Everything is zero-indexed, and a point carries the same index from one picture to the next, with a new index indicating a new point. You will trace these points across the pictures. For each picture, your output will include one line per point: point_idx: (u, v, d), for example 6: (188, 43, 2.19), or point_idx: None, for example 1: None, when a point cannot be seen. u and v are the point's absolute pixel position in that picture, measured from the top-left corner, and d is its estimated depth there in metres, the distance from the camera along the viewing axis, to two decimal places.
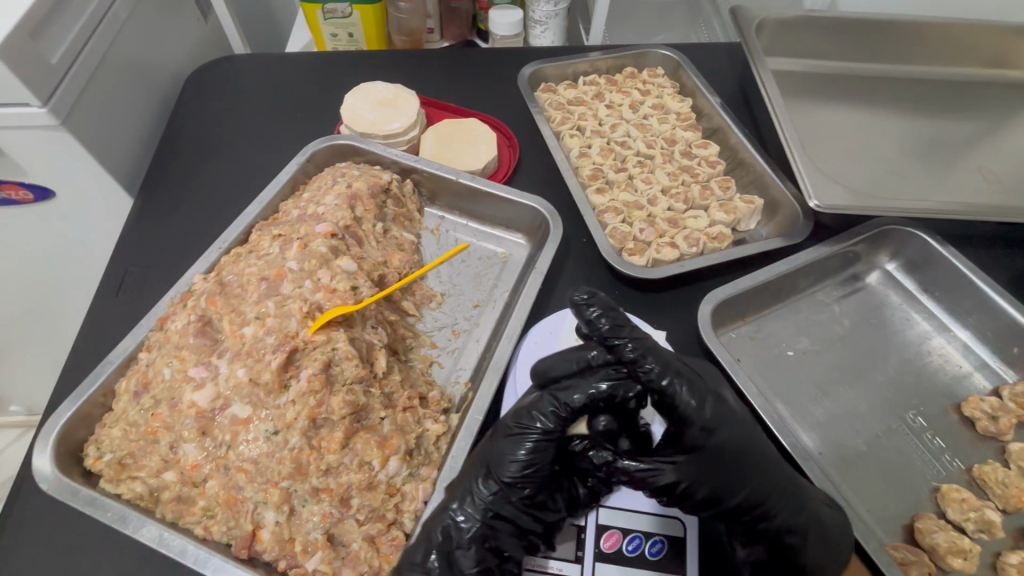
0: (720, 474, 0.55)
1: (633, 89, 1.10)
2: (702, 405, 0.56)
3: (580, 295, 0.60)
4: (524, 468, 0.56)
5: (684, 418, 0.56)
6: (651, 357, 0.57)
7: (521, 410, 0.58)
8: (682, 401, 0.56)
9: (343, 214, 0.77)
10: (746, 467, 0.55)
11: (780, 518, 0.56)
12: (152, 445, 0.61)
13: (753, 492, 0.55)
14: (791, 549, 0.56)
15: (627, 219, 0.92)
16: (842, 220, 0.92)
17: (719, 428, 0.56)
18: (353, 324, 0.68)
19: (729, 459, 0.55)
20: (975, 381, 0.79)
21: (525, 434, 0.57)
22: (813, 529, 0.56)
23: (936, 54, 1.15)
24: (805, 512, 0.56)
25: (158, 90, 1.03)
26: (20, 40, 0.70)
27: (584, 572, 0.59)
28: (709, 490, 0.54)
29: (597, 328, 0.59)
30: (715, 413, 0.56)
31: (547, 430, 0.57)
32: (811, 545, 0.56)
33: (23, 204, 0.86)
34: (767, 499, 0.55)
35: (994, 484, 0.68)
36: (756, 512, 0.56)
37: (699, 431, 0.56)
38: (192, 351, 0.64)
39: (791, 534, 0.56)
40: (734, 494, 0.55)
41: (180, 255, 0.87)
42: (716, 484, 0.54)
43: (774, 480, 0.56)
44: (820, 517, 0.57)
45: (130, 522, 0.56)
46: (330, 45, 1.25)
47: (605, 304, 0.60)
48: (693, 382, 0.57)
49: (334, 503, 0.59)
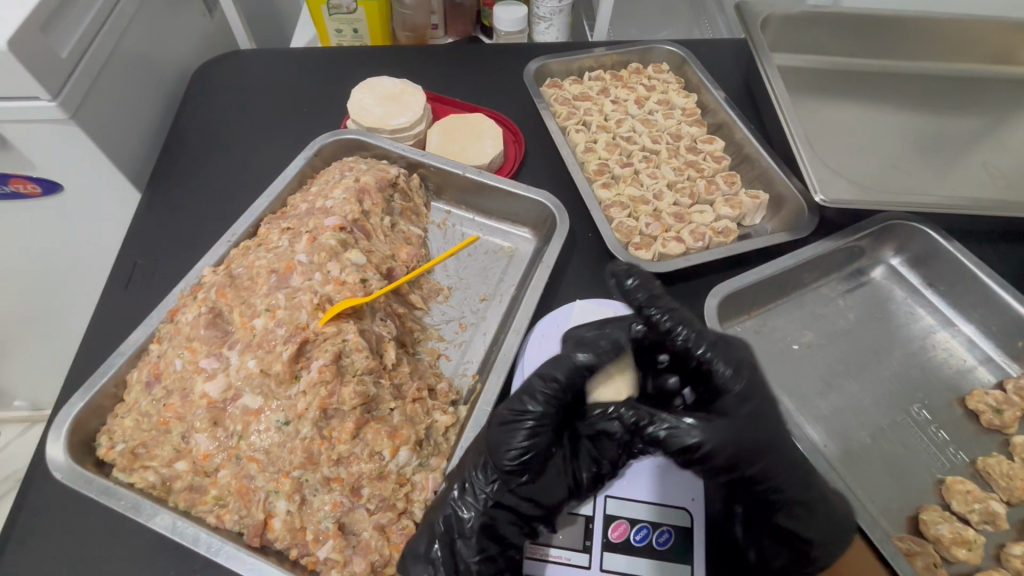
0: (745, 440, 0.55)
1: (638, 85, 1.11)
2: (737, 374, 0.60)
3: (620, 270, 0.68)
4: (521, 455, 0.57)
5: (721, 386, 0.59)
6: (685, 327, 0.62)
7: (514, 398, 0.59)
8: (718, 369, 0.60)
9: (351, 208, 0.78)
10: (766, 438, 0.56)
11: (789, 491, 0.56)
12: (164, 435, 0.62)
13: (769, 465, 0.56)
14: (798, 524, 0.56)
15: (633, 213, 0.93)
16: (846, 215, 0.92)
17: (750, 398, 0.59)
18: (363, 316, 0.68)
19: (756, 428, 0.56)
20: (979, 374, 0.80)
21: (521, 420, 0.57)
22: (820, 505, 0.56)
23: (940, 51, 1.15)
24: (814, 487, 0.57)
25: (165, 85, 1.03)
26: (31, 34, 0.70)
27: (592, 561, 0.60)
28: (733, 455, 0.54)
29: (635, 297, 0.65)
30: (747, 386, 0.59)
31: (541, 414, 0.58)
32: (816, 520, 0.56)
33: (31, 198, 0.86)
34: (779, 473, 0.56)
35: (998, 476, 0.68)
36: (771, 482, 0.56)
37: (732, 398, 0.58)
38: (203, 342, 0.65)
39: (797, 506, 0.56)
40: (753, 462, 0.55)
41: (188, 248, 0.87)
42: (740, 448, 0.55)
43: (790, 453, 0.57)
44: (828, 497, 0.57)
45: (143, 510, 0.56)
46: (335, 41, 1.26)
47: (643, 278, 0.67)
48: (726, 354, 0.61)
49: (345, 492, 0.59)
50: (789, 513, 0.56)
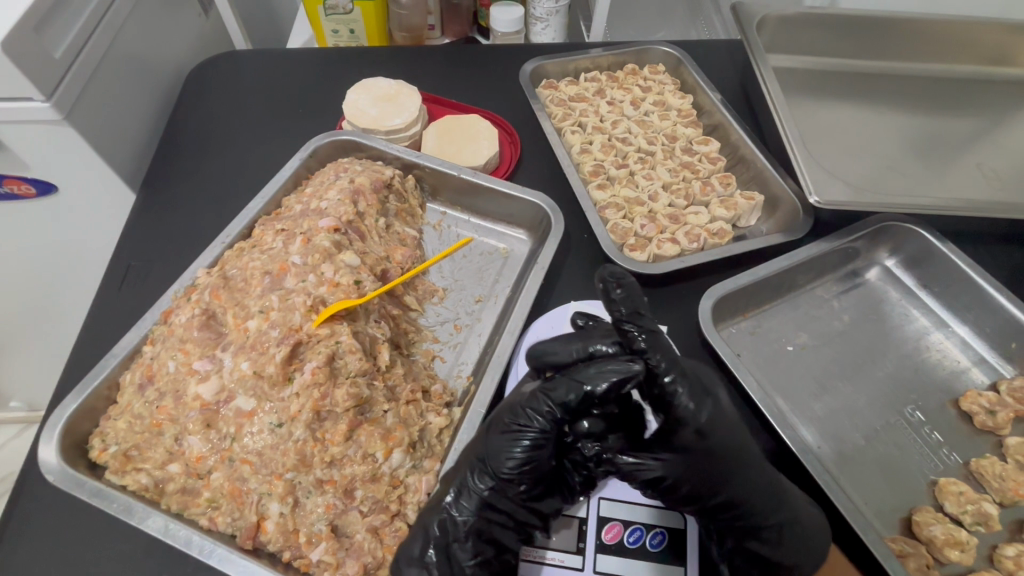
0: (706, 474, 0.55)
1: (634, 86, 1.11)
2: (700, 408, 0.56)
3: (609, 274, 0.61)
4: (521, 464, 0.57)
5: (679, 420, 0.56)
6: (659, 352, 0.57)
7: (517, 407, 0.58)
8: (680, 403, 0.55)
9: (346, 209, 0.78)
10: (729, 468, 0.56)
11: (759, 515, 0.57)
12: (157, 437, 0.62)
13: (736, 492, 0.56)
14: (770, 547, 0.58)
15: (628, 214, 0.93)
16: (842, 217, 0.93)
17: (714, 431, 0.56)
18: (356, 318, 0.68)
19: (717, 461, 0.56)
20: (973, 376, 0.80)
21: (523, 431, 0.57)
22: (791, 527, 0.57)
23: (935, 52, 1.15)
24: (784, 509, 0.57)
25: (161, 86, 1.03)
26: (24, 34, 0.70)
27: (585, 563, 0.59)
28: (693, 488, 0.56)
29: (615, 310, 0.60)
30: (712, 418, 0.56)
31: (544, 429, 0.56)
32: (784, 543, 0.57)
33: (25, 199, 0.86)
34: (748, 499, 0.56)
35: (992, 477, 0.68)
36: (737, 511, 0.56)
37: (692, 433, 0.56)
38: (197, 344, 0.65)
39: (767, 530, 0.57)
40: (716, 493, 0.56)
41: (182, 250, 0.87)
42: (700, 482, 0.55)
43: (757, 481, 0.57)
44: (799, 518, 0.57)
45: (136, 513, 0.56)
46: (331, 41, 1.26)
47: (630, 289, 0.61)
48: (693, 386, 0.57)
49: (338, 494, 0.59)
50: (758, 536, 0.58)
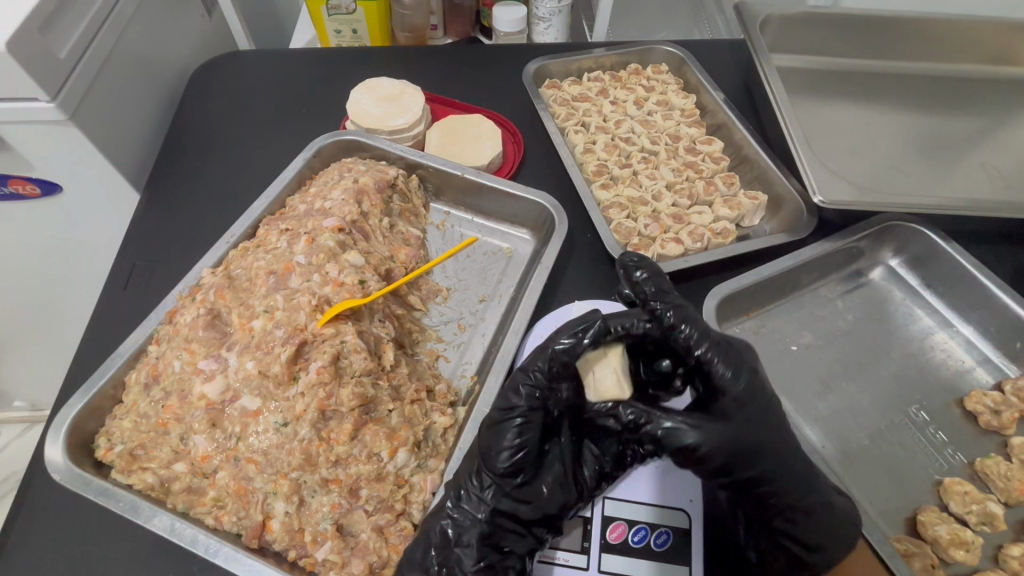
0: (744, 444, 0.54)
1: (637, 86, 1.11)
2: (738, 375, 0.57)
3: (630, 260, 0.65)
4: (513, 456, 0.56)
5: (718, 388, 0.57)
6: (690, 324, 0.58)
7: (503, 394, 0.58)
8: (719, 372, 0.57)
9: (350, 209, 0.78)
10: (763, 442, 0.55)
11: (789, 496, 0.56)
12: (162, 436, 0.62)
13: (767, 470, 0.55)
14: (795, 527, 0.56)
15: (632, 214, 0.93)
16: (845, 216, 0.92)
17: (751, 401, 0.57)
18: (361, 318, 0.68)
19: (752, 433, 0.55)
20: (978, 375, 0.80)
21: (509, 419, 0.56)
22: (819, 509, 0.56)
23: (939, 51, 1.15)
24: (812, 491, 0.56)
25: (165, 86, 1.03)
26: (29, 35, 0.70)
27: (590, 563, 0.60)
28: (731, 458, 0.54)
29: (642, 289, 0.63)
30: (747, 389, 0.57)
31: (529, 407, 0.57)
32: (813, 525, 0.55)
33: (30, 199, 0.86)
34: (779, 476, 0.56)
35: (997, 477, 0.68)
36: (769, 485, 0.56)
37: (729, 402, 0.56)
38: (202, 343, 0.65)
39: (796, 511, 0.56)
40: (750, 466, 0.55)
41: (187, 250, 0.87)
42: (737, 454, 0.54)
43: (790, 459, 0.56)
44: (827, 500, 0.56)
45: (142, 512, 0.57)
46: (334, 41, 1.26)
47: (652, 270, 0.65)
48: (728, 355, 0.58)
49: (343, 494, 0.60)
50: (786, 516, 0.56)
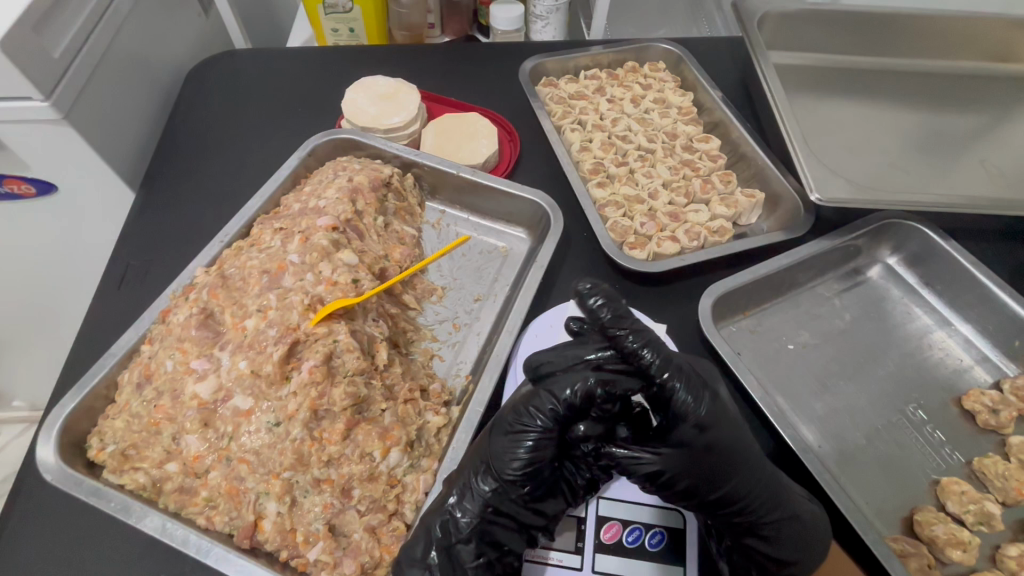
0: (705, 468, 0.54)
1: (634, 84, 1.11)
2: (698, 403, 0.55)
3: (583, 287, 0.61)
4: (525, 465, 0.56)
5: (678, 415, 0.55)
6: (652, 350, 0.56)
7: (521, 406, 0.58)
8: (679, 398, 0.55)
9: (344, 208, 0.77)
10: (730, 465, 0.55)
11: (758, 512, 0.55)
12: (155, 436, 0.62)
13: (735, 490, 0.55)
14: (767, 543, 0.56)
15: (628, 213, 0.92)
16: (843, 214, 0.92)
17: (712, 427, 0.55)
18: (354, 317, 0.68)
19: (717, 456, 0.54)
20: (976, 374, 0.80)
21: (526, 432, 0.57)
22: (789, 524, 0.56)
23: (939, 48, 1.14)
24: (783, 507, 0.56)
25: (160, 85, 1.03)
26: (22, 34, 0.70)
27: (584, 563, 0.59)
28: (691, 482, 0.54)
29: (597, 317, 0.60)
30: (710, 412, 0.55)
31: (547, 429, 0.57)
32: (784, 540, 0.56)
33: (24, 199, 0.86)
34: (749, 494, 0.55)
35: (994, 477, 0.68)
36: (738, 507, 0.55)
37: (690, 427, 0.55)
38: (194, 343, 0.65)
39: (767, 527, 0.56)
40: (715, 488, 0.54)
41: (182, 249, 0.87)
42: (697, 477, 0.54)
43: (757, 476, 0.55)
44: (798, 515, 0.56)
45: (133, 512, 0.56)
46: (331, 40, 1.26)
47: (608, 294, 0.61)
48: (691, 380, 0.56)
49: (335, 494, 0.59)
50: (758, 534, 0.56)
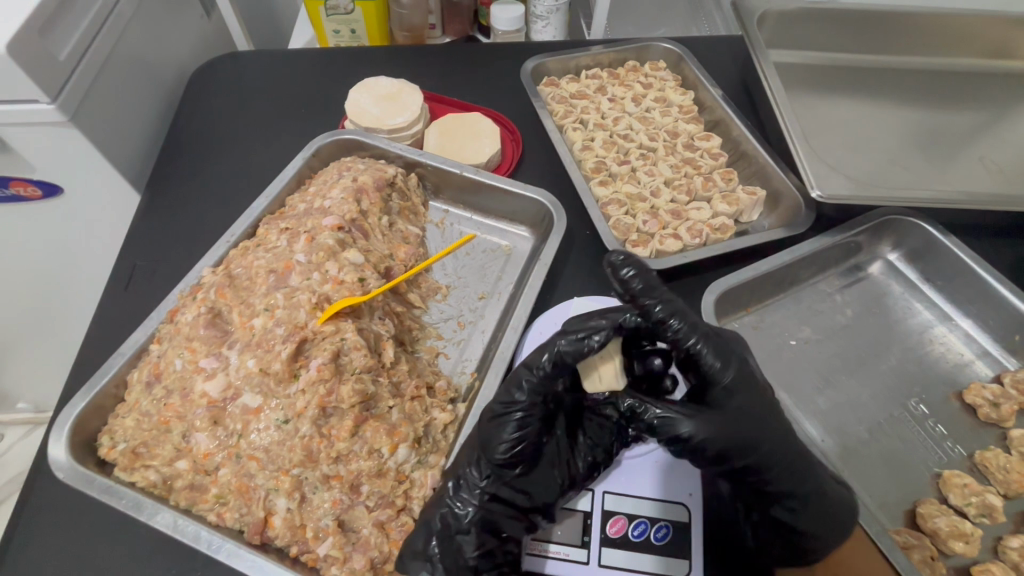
0: (739, 433, 0.56)
1: (635, 83, 1.11)
2: (726, 367, 0.58)
3: (616, 256, 0.61)
4: (512, 447, 0.57)
5: (709, 379, 0.58)
6: (679, 318, 0.58)
7: (502, 390, 0.59)
8: (709, 364, 0.57)
9: (349, 208, 0.78)
10: (764, 431, 0.56)
11: (785, 483, 0.57)
12: (164, 434, 0.62)
13: (764, 457, 0.56)
14: (794, 516, 0.57)
15: (630, 211, 0.93)
16: (844, 210, 0.93)
17: (741, 390, 0.58)
18: (360, 316, 0.69)
19: (750, 421, 0.56)
20: (976, 369, 0.80)
21: (510, 413, 0.58)
22: (814, 497, 0.57)
23: (937, 45, 1.15)
24: (809, 480, 0.57)
25: (165, 86, 1.04)
26: (29, 37, 0.70)
27: (590, 557, 0.60)
28: (725, 449, 0.55)
29: (630, 287, 0.59)
30: (740, 377, 0.58)
31: (529, 405, 0.58)
32: (809, 512, 0.57)
33: (31, 201, 0.87)
34: (775, 465, 0.57)
35: (996, 469, 0.68)
36: (764, 474, 0.57)
37: (722, 391, 0.57)
38: (203, 342, 0.65)
39: (792, 499, 0.57)
40: (748, 455, 0.56)
41: (188, 249, 0.88)
42: (733, 444, 0.56)
43: (786, 448, 0.57)
44: (823, 490, 0.57)
45: (145, 509, 0.57)
46: (333, 42, 1.26)
47: (639, 265, 0.61)
48: (718, 345, 0.58)
49: (344, 490, 0.60)
50: (782, 504, 0.58)
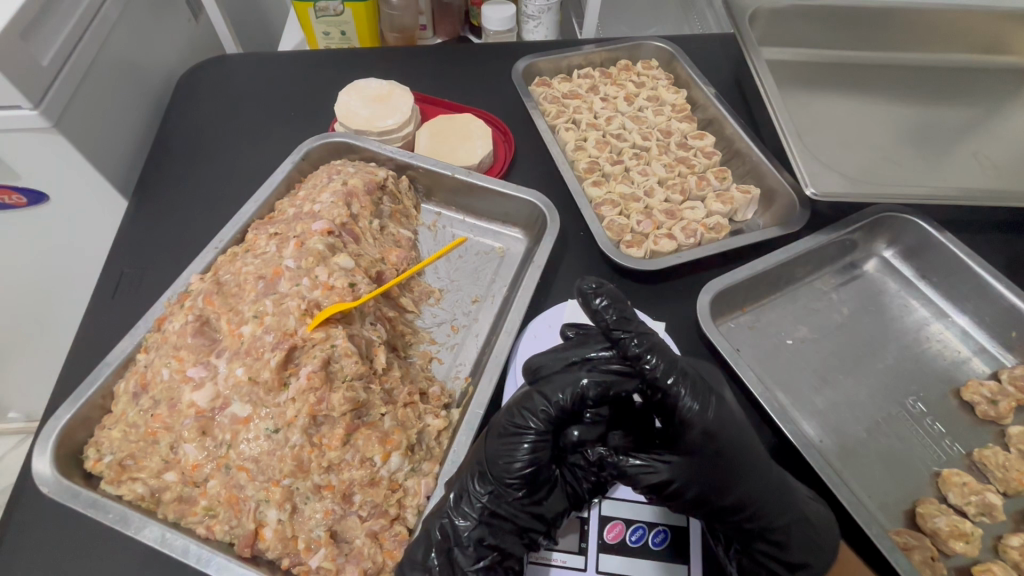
0: (714, 474, 0.53)
1: (627, 82, 1.11)
2: (705, 407, 0.54)
3: (587, 286, 0.59)
4: (522, 468, 0.55)
5: (684, 422, 0.54)
6: (656, 354, 0.55)
7: (513, 409, 0.57)
8: (685, 405, 0.54)
9: (339, 212, 0.77)
10: (742, 469, 0.54)
11: (768, 517, 0.55)
12: (152, 446, 0.61)
13: (744, 496, 0.54)
14: (780, 550, 0.55)
15: (624, 211, 0.92)
16: (839, 208, 0.92)
17: (720, 432, 0.54)
18: (351, 321, 0.68)
19: (728, 461, 0.53)
20: (973, 365, 0.80)
21: (521, 434, 0.56)
22: (798, 526, 0.55)
23: (929, 40, 1.15)
24: (792, 510, 0.55)
25: (152, 90, 1.02)
26: (10, 43, 0.69)
27: (587, 564, 0.59)
28: (701, 490, 0.53)
29: (602, 319, 0.58)
30: (719, 417, 0.54)
31: (541, 430, 0.56)
32: (795, 542, 0.55)
33: (16, 208, 0.85)
34: (757, 500, 0.54)
35: (995, 467, 0.68)
36: (747, 512, 0.54)
37: (699, 434, 0.53)
38: (191, 351, 0.64)
39: (776, 532, 0.55)
40: (725, 494, 0.54)
41: (176, 256, 0.86)
42: (707, 486, 0.53)
43: (766, 484, 0.54)
44: (806, 516, 0.56)
45: (132, 523, 0.56)
46: (322, 43, 1.25)
47: (612, 295, 0.59)
48: (696, 384, 0.55)
49: (336, 500, 0.59)
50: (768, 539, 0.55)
